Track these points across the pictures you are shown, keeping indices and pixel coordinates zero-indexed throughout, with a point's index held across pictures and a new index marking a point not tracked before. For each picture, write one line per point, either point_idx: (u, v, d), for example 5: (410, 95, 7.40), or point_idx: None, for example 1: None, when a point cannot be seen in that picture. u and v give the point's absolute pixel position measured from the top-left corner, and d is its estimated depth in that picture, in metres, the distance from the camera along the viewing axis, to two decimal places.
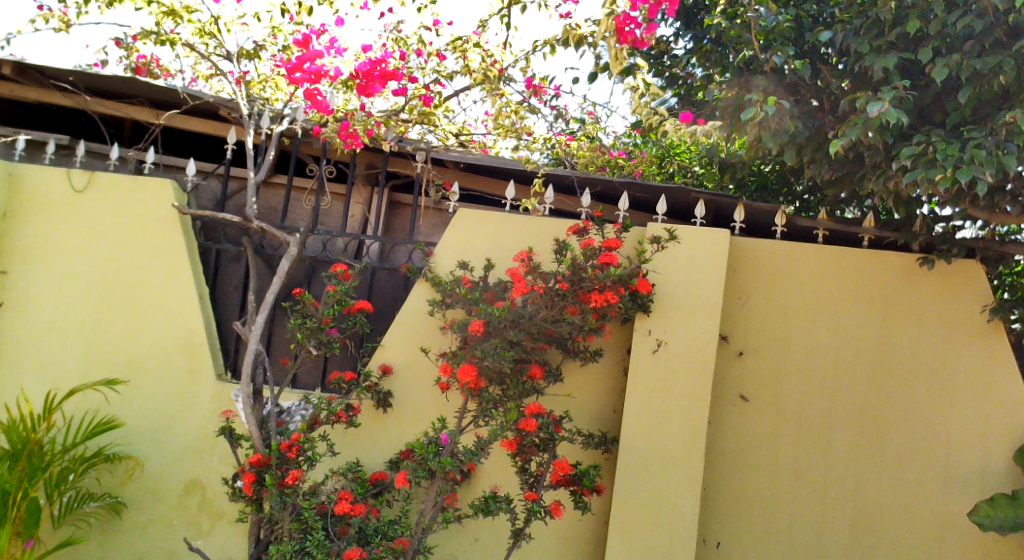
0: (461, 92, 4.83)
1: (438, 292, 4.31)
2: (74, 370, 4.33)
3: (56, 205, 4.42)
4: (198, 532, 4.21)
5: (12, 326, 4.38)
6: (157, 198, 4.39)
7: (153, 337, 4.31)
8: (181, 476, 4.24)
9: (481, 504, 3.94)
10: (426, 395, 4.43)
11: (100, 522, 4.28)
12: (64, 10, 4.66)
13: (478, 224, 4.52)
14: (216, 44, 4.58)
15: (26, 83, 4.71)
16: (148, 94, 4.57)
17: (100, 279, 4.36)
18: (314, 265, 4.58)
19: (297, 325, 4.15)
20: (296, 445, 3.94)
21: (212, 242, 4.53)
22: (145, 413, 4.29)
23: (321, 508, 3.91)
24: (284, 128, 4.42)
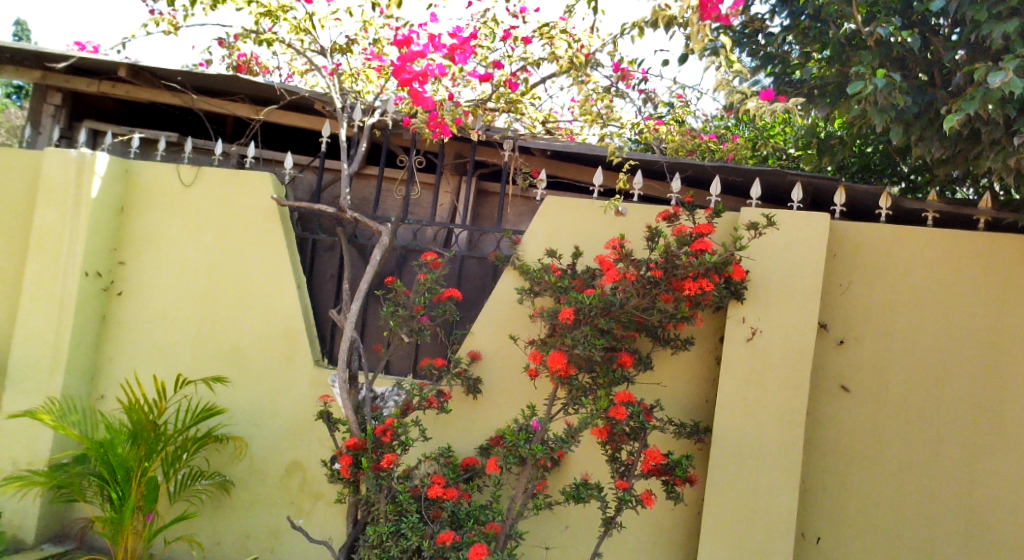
0: (547, 79, 4.82)
1: (526, 280, 4.33)
2: (186, 355, 4.58)
3: (167, 199, 4.67)
4: (300, 511, 4.39)
5: (130, 315, 4.66)
6: (259, 190, 4.56)
7: (256, 324, 4.50)
8: (284, 457, 4.43)
9: (572, 491, 3.97)
10: (515, 382, 4.46)
11: (210, 499, 4.52)
12: (173, 14, 4.89)
13: (567, 211, 4.50)
14: (311, 40, 4.72)
15: (139, 85, 4.99)
16: (249, 90, 4.74)
17: (208, 269, 4.59)
18: (404, 254, 4.67)
19: (389, 314, 4.26)
20: (390, 430, 4.06)
21: (309, 232, 4.69)
22: (250, 396, 4.49)
23: (415, 492, 4.00)
24: (375, 120, 4.49)
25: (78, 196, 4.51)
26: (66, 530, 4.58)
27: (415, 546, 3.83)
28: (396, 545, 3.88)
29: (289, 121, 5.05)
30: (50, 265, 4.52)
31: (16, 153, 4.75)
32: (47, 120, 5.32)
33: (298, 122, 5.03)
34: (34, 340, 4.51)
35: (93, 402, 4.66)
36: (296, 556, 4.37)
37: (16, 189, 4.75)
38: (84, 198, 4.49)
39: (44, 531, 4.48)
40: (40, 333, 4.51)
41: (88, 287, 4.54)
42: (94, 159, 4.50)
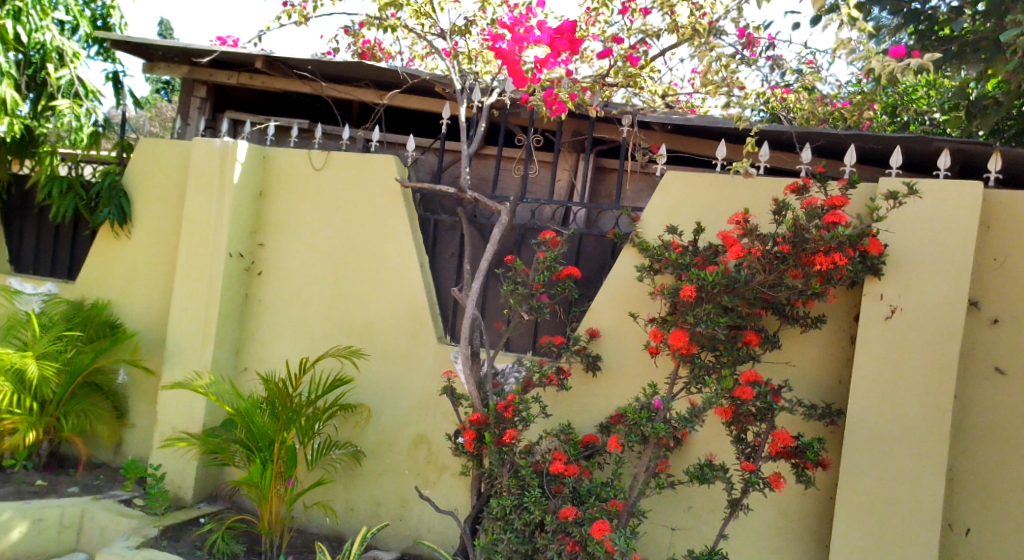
0: (667, 51, 4.76)
1: (646, 257, 4.26)
2: (319, 331, 4.83)
3: (301, 183, 4.91)
4: (428, 482, 4.54)
5: (269, 293, 4.95)
6: (384, 172, 4.72)
7: (384, 302, 4.68)
8: (413, 429, 4.59)
9: (697, 471, 3.91)
10: (637, 360, 4.41)
11: (344, 467, 4.74)
12: (303, 5, 5.11)
13: (689, 186, 4.38)
14: (431, 24, 4.81)
15: (274, 76, 5.28)
16: (373, 77, 4.90)
17: (339, 249, 4.80)
18: (523, 232, 4.69)
19: (509, 292, 4.29)
20: (512, 406, 4.13)
21: (430, 213, 4.80)
22: (378, 371, 4.69)
23: (537, 467, 4.05)
24: (494, 100, 4.49)
25: (223, 182, 4.82)
26: (218, 491, 4.94)
27: (538, 520, 3.88)
28: (520, 518, 3.93)
29: (412, 103, 5.20)
30: (198, 247, 4.86)
31: (171, 144, 5.15)
32: (195, 112, 5.75)
33: (420, 104, 5.17)
34: (187, 317, 4.88)
35: (238, 374, 4.98)
36: (426, 524, 4.53)
37: (170, 177, 5.14)
38: (228, 183, 4.79)
39: (200, 491, 4.85)
40: (191, 310, 4.86)
41: (232, 267, 4.85)
42: (235, 147, 4.79)
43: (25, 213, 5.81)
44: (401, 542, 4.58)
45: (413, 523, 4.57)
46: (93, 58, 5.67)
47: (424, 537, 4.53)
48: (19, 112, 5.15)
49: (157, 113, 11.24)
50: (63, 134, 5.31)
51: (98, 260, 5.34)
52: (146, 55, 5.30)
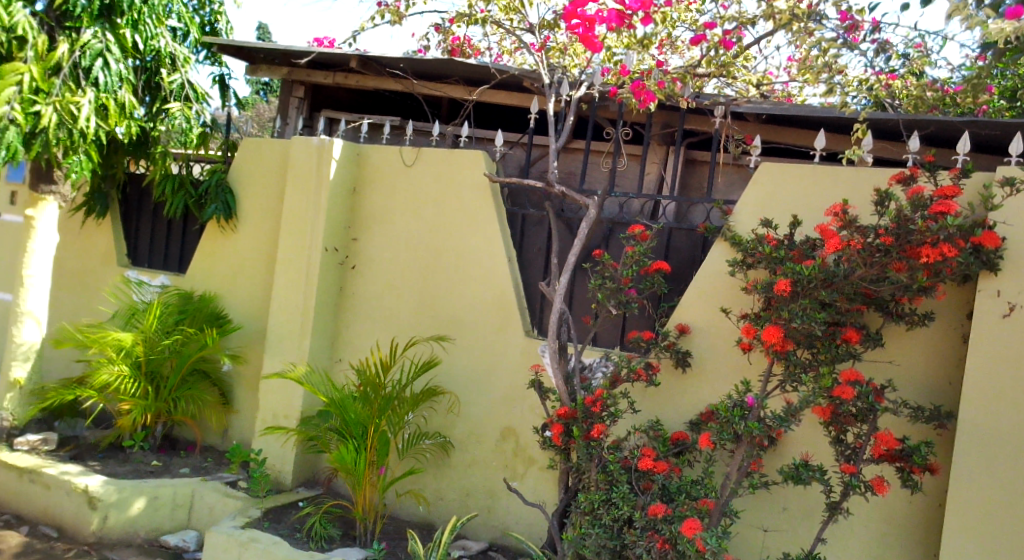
0: (762, 40, 4.70)
1: (739, 251, 4.14)
2: (410, 322, 4.95)
3: (393, 179, 5.02)
4: (517, 474, 4.57)
5: (362, 286, 5.10)
6: (473, 167, 4.78)
7: (473, 294, 4.75)
8: (501, 422, 4.63)
9: (792, 472, 3.78)
10: (729, 356, 4.27)
11: (434, 457, 4.84)
12: (396, 4, 5.23)
13: (786, 177, 4.22)
14: (520, 19, 4.85)
15: (367, 75, 5.52)
16: (463, 73, 4.96)
17: (429, 243, 4.90)
18: (611, 226, 4.66)
19: (597, 286, 4.24)
20: (600, 401, 4.10)
21: (518, 207, 4.84)
22: (467, 363, 4.76)
23: (626, 463, 3.99)
24: (582, 93, 4.37)
25: (320, 179, 4.99)
26: (316, 477, 5.13)
27: (626, 516, 3.84)
28: (608, 514, 3.89)
29: (500, 99, 5.33)
30: (296, 242, 5.05)
31: (273, 144, 5.39)
32: (292, 111, 6.06)
33: (508, 100, 5.31)
34: (286, 309, 5.07)
35: (333, 364, 5.16)
36: (514, 516, 4.56)
37: (272, 175, 5.38)
38: (324, 180, 4.96)
39: (299, 476, 5.04)
40: (290, 302, 5.06)
41: (327, 261, 5.02)
42: (332, 144, 4.96)
43: (141, 211, 6.18)
44: (490, 533, 4.63)
45: (501, 514, 4.60)
46: (202, 62, 5.97)
47: (512, 529, 4.56)
48: (136, 115, 5.39)
49: (257, 113, 11.68)
50: (176, 135, 5.53)
51: (207, 255, 5.64)
52: (250, 58, 5.57)
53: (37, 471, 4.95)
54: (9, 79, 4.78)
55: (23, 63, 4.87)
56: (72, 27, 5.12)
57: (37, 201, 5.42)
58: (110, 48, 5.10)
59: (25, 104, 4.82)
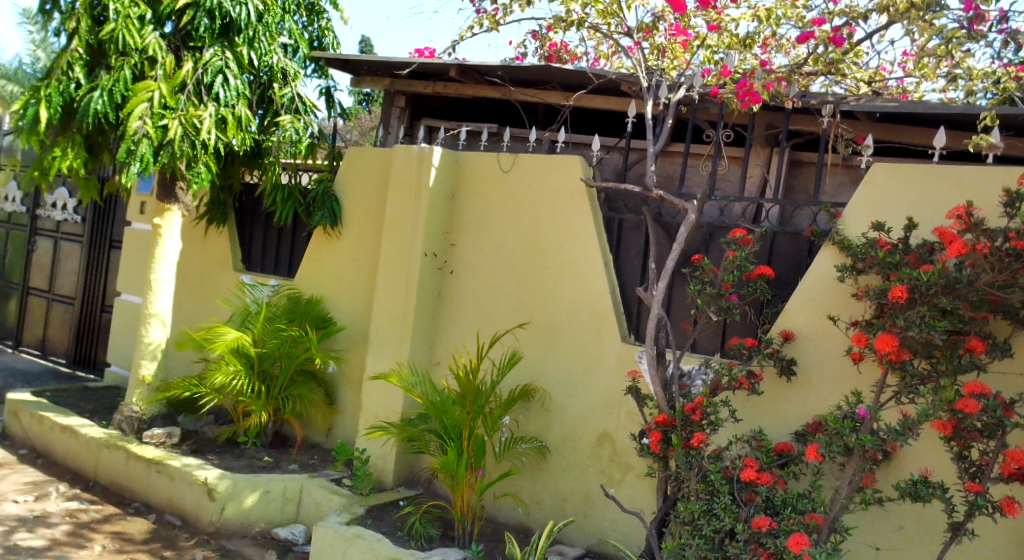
0: (875, 34, 4.46)
1: (848, 256, 3.92)
2: (506, 325, 5.00)
3: (490, 184, 5.11)
4: (612, 481, 4.52)
5: (460, 290, 5.19)
6: (569, 173, 4.79)
7: (569, 299, 4.75)
8: (598, 428, 4.60)
9: (910, 489, 3.55)
10: (834, 365, 4.06)
11: (531, 461, 4.86)
12: (494, 12, 5.33)
13: (900, 178, 3.99)
14: (618, 22, 4.88)
15: (466, 83, 5.68)
16: (560, 77, 5.08)
17: (526, 246, 4.95)
18: (711, 231, 4.55)
19: (697, 292, 4.07)
20: (700, 408, 3.91)
21: (615, 212, 4.81)
22: (562, 368, 4.76)
23: (727, 473, 3.81)
24: (682, 96, 4.27)
25: (419, 185, 5.12)
26: (416, 477, 5.25)
27: (728, 528, 3.68)
28: (709, 525, 3.73)
29: (597, 103, 5.43)
30: (397, 246, 5.19)
31: (377, 152, 5.58)
32: (394, 121, 6.37)
33: (604, 104, 5.41)
34: (387, 312, 5.21)
35: (432, 366, 5.26)
36: (610, 523, 4.52)
37: (377, 183, 5.57)
38: (424, 187, 5.07)
39: (400, 475, 5.18)
40: (390, 305, 5.20)
41: (427, 266, 5.13)
42: (431, 151, 5.08)
43: (254, 219, 6.51)
44: (587, 539, 4.60)
45: (597, 520, 4.57)
46: (311, 76, 6.23)
47: (608, 535, 4.51)
48: (251, 128, 5.66)
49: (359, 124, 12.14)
50: (286, 146, 5.75)
51: (315, 260, 5.88)
52: (355, 70, 5.87)
53: (162, 462, 5.28)
54: (141, 96, 5.12)
55: (154, 81, 5.21)
56: (195, 47, 5.46)
57: (163, 210, 5.82)
58: (229, 65, 5.41)
59: (155, 118, 5.16)
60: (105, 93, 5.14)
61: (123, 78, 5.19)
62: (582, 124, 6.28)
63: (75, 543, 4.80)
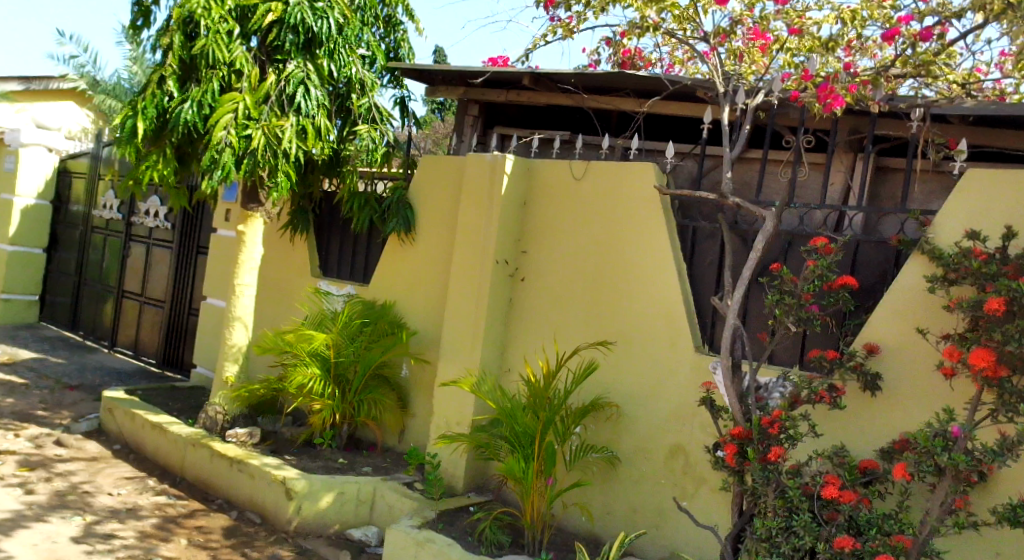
0: (970, 34, 4.26)
1: (939, 266, 3.75)
2: (577, 334, 4.97)
3: (563, 192, 5.09)
4: (685, 493, 4.44)
5: (531, 298, 5.18)
6: (643, 180, 4.75)
7: (641, 308, 4.70)
8: (670, 439, 4.52)
9: (1008, 513, 3.36)
10: (922, 380, 3.90)
11: (601, 470, 4.80)
12: (568, 19, 5.32)
13: (996, 184, 3.80)
14: (694, 27, 4.86)
15: (540, 91, 5.69)
16: (635, 84, 5.05)
17: (598, 254, 4.91)
18: (790, 239, 4.43)
19: (775, 302, 3.95)
20: (778, 422, 3.80)
21: (689, 220, 4.74)
22: (634, 377, 4.70)
23: (807, 490, 3.71)
24: (760, 100, 4.15)
25: (492, 193, 5.14)
26: (486, 483, 5.27)
27: (808, 547, 3.53)
28: (787, 543, 3.61)
29: (671, 110, 5.38)
30: (469, 253, 5.22)
31: (451, 160, 5.65)
32: (468, 129, 6.45)
33: (679, 111, 5.35)
34: (459, 318, 5.24)
35: (502, 373, 5.27)
36: (683, 537, 4.42)
37: (451, 191, 5.63)
38: (497, 194, 5.09)
39: (470, 482, 5.20)
40: (462, 312, 5.23)
41: (498, 273, 5.15)
42: (504, 159, 5.09)
43: (332, 226, 6.66)
44: (658, 552, 4.51)
45: (670, 533, 4.47)
46: (387, 87, 6.34)
47: (681, 549, 4.42)
48: (330, 138, 5.77)
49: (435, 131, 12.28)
50: (363, 154, 5.84)
51: (388, 266, 5.97)
52: (430, 80, 5.96)
53: (243, 461, 5.42)
54: (226, 107, 5.30)
55: (239, 93, 5.39)
56: (279, 60, 5.60)
57: (248, 218, 5.99)
58: (310, 76, 5.55)
59: (239, 128, 5.32)
60: (195, 104, 5.33)
61: (212, 90, 5.37)
62: (657, 130, 6.22)
63: (162, 536, 4.96)
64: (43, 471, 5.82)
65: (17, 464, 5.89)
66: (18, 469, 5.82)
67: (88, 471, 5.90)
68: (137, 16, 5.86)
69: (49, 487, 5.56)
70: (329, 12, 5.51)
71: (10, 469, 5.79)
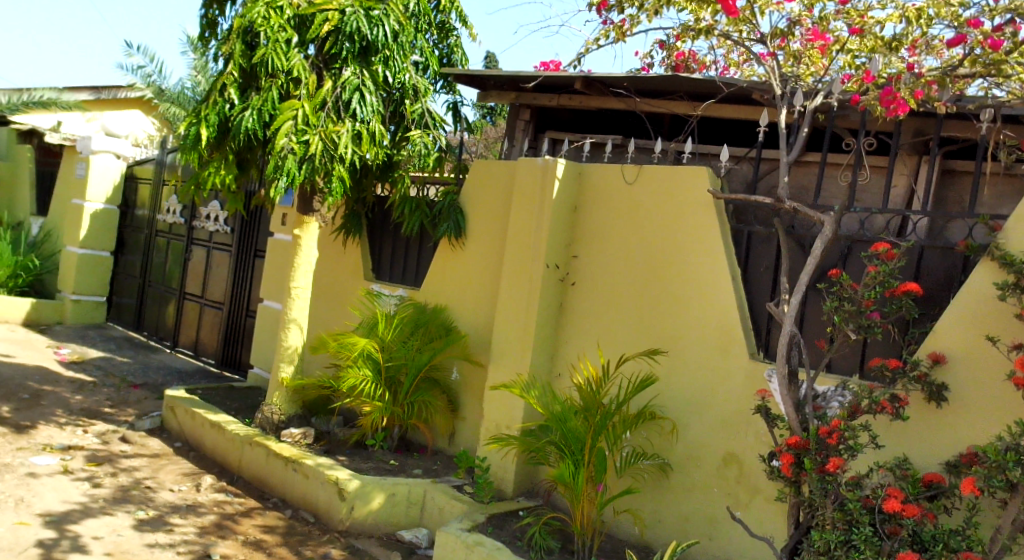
0: None
1: (1009, 273, 3.62)
2: (629, 340, 4.92)
3: (614, 195, 5.05)
4: (739, 503, 4.36)
5: (581, 302, 5.15)
6: (697, 184, 4.68)
7: (694, 314, 4.63)
8: (724, 447, 4.44)
9: None
10: (990, 391, 3.76)
11: (652, 478, 4.74)
12: (621, 22, 5.29)
13: None
14: (750, 28, 4.77)
15: (592, 95, 5.65)
16: (689, 87, 4.99)
17: (649, 259, 4.86)
18: (850, 244, 4.32)
19: (833, 309, 3.85)
20: (836, 432, 3.65)
21: (744, 224, 4.66)
22: (686, 384, 4.64)
23: (867, 503, 3.58)
24: (820, 103, 4.06)
25: (543, 197, 5.12)
26: (536, 488, 5.25)
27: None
28: (846, 556, 3.51)
29: (725, 113, 5.30)
30: (520, 257, 5.20)
31: (502, 164, 5.65)
32: (519, 133, 6.44)
33: (735, 114, 5.27)
34: (510, 322, 5.23)
35: (553, 378, 5.24)
36: (736, 547, 4.34)
37: (503, 195, 5.63)
38: (548, 198, 5.08)
39: (520, 486, 5.19)
40: (512, 316, 5.22)
41: (549, 277, 5.12)
42: (555, 163, 5.08)
43: (384, 230, 6.71)
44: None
45: (723, 543, 4.39)
46: (439, 92, 6.37)
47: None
48: (383, 143, 5.83)
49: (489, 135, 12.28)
50: (416, 159, 5.88)
51: (439, 269, 6.00)
52: (481, 85, 5.98)
53: (298, 460, 5.50)
54: (286, 114, 5.38)
55: (297, 100, 5.47)
56: (335, 67, 5.67)
57: (304, 222, 6.10)
58: (366, 83, 5.61)
59: (299, 134, 5.40)
60: (255, 112, 5.43)
61: (272, 98, 5.47)
62: (713, 134, 6.14)
63: (219, 533, 5.06)
64: (109, 466, 5.98)
65: (84, 459, 6.07)
66: (85, 464, 5.99)
67: (150, 468, 6.04)
68: (203, 28, 6.01)
69: (113, 481, 5.71)
70: (384, 19, 5.56)
71: (78, 464, 5.97)
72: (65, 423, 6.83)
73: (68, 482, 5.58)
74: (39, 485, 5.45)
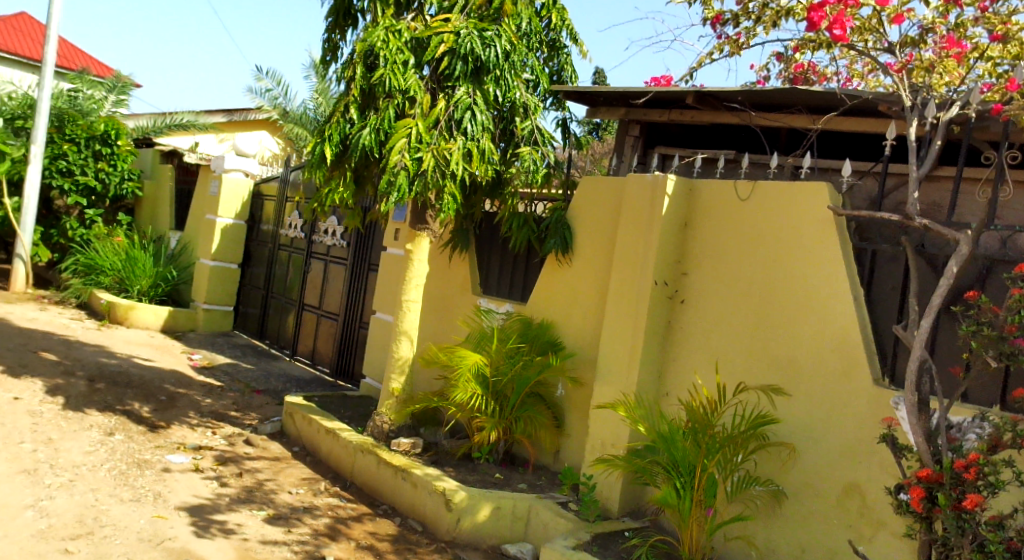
0: None
1: None
2: (741, 361, 4.75)
3: (728, 211, 4.90)
4: (861, 537, 4.11)
5: (690, 321, 5.02)
6: (817, 201, 4.50)
7: (812, 336, 4.44)
8: (844, 476, 4.22)
9: None
10: None
11: (765, 505, 4.54)
12: (737, 36, 5.16)
13: None
14: (877, 37, 4.63)
15: (704, 109, 5.53)
16: (807, 100, 4.80)
17: (763, 277, 4.70)
18: (989, 263, 4.05)
19: (970, 333, 3.57)
20: (974, 467, 3.37)
21: (867, 242, 4.44)
22: (803, 409, 4.44)
23: (1011, 545, 3.29)
24: (954, 113, 3.84)
25: (652, 213, 5.04)
26: (643, 509, 5.14)
27: None
28: None
29: (848, 126, 5.09)
30: (628, 274, 5.13)
31: (611, 180, 5.60)
32: (629, 150, 6.37)
33: (857, 127, 5.05)
34: (616, 339, 5.15)
35: (660, 397, 5.13)
36: None
37: (610, 211, 5.58)
38: (656, 215, 4.99)
39: (626, 506, 5.09)
40: (619, 334, 5.13)
41: (658, 295, 5.02)
42: (665, 180, 4.99)
43: (492, 246, 6.77)
44: None
45: None
46: (549, 109, 6.38)
47: None
48: (493, 160, 5.88)
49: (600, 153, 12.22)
50: (525, 173, 5.86)
51: (545, 284, 5.99)
52: (591, 102, 5.95)
53: (408, 470, 5.57)
54: (402, 131, 5.49)
55: (412, 118, 5.58)
56: (449, 86, 5.77)
57: (417, 237, 6.21)
58: (477, 102, 5.70)
59: (412, 151, 5.50)
60: (372, 130, 5.59)
61: (388, 116, 5.59)
62: (835, 148, 5.90)
63: (333, 536, 5.17)
64: (234, 467, 6.24)
65: (213, 459, 6.36)
66: (213, 463, 6.27)
67: (271, 470, 6.26)
68: (326, 52, 6.23)
69: (238, 481, 5.95)
70: (497, 39, 5.62)
71: (207, 463, 6.26)
72: (196, 424, 7.18)
73: (198, 479, 5.85)
74: (173, 480, 5.74)
